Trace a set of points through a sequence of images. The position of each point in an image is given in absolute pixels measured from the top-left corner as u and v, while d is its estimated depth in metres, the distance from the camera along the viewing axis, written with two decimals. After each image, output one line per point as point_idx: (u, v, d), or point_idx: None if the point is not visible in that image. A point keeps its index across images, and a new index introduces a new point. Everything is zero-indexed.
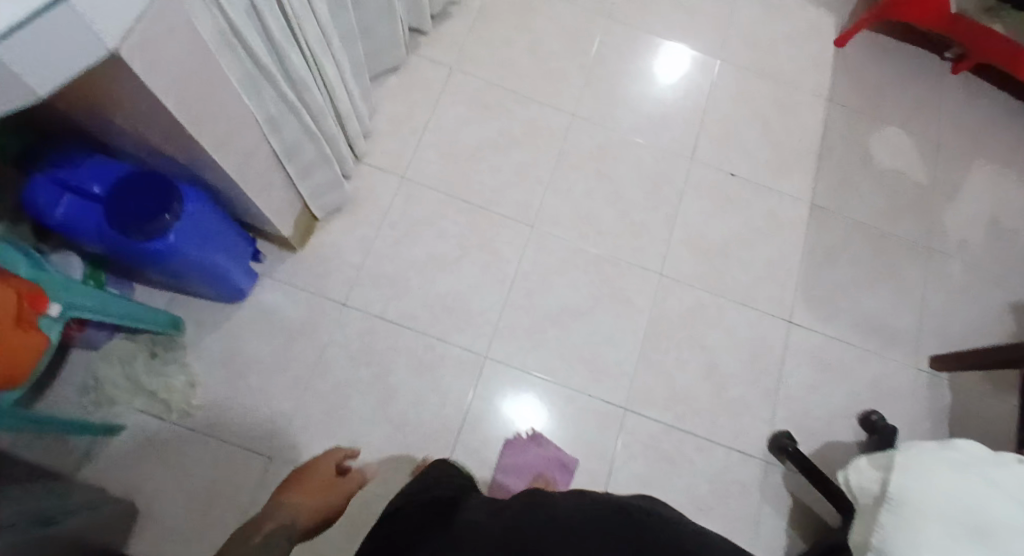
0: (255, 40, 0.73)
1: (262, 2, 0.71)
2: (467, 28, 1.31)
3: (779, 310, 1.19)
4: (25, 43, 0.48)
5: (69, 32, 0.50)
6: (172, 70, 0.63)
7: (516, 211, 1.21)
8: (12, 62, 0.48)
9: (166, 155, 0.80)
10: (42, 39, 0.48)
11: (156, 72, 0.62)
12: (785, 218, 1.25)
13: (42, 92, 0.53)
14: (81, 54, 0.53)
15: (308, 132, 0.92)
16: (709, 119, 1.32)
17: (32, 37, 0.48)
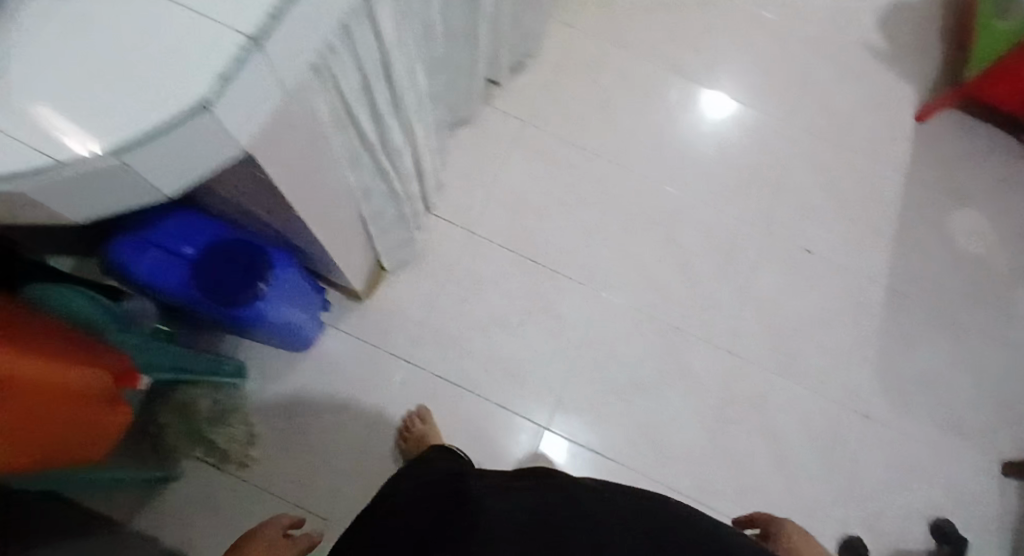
0: (365, 118, 0.71)
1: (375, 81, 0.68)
2: (542, 80, 1.28)
3: (850, 400, 1.15)
4: (160, 154, 0.44)
5: (202, 141, 0.45)
6: (292, 159, 0.60)
7: (583, 275, 1.18)
8: (144, 171, 0.44)
9: (257, 222, 0.77)
10: (176, 148, 0.44)
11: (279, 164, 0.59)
12: (862, 302, 1.21)
13: (169, 192, 0.49)
14: (208, 156, 0.48)
15: (394, 196, 0.91)
16: (789, 189, 1.26)
17: (167, 148, 0.43)
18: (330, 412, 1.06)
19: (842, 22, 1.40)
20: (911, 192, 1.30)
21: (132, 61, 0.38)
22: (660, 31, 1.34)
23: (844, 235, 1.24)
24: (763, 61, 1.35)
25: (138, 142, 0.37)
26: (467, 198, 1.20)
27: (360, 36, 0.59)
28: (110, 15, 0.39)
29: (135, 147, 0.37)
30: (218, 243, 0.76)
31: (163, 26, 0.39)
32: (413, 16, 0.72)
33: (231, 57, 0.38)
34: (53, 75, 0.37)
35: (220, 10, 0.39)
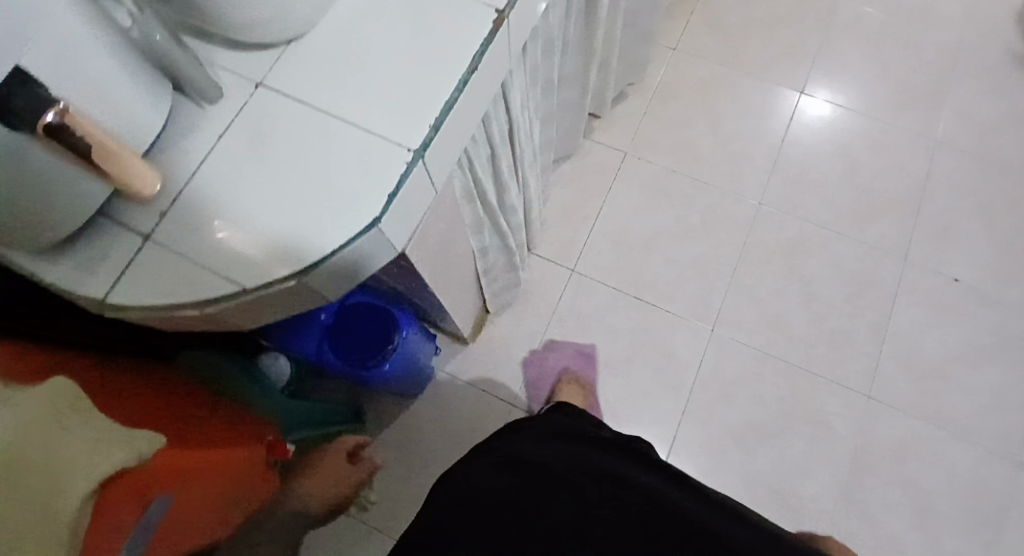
0: (490, 185, 0.71)
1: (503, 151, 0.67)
2: (642, 110, 1.25)
3: (1007, 449, 1.03)
4: (337, 264, 0.44)
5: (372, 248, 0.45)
6: (430, 242, 0.61)
7: (694, 313, 1.13)
8: (316, 282, 0.45)
9: (385, 286, 0.79)
10: (351, 257, 0.44)
11: (421, 247, 0.59)
12: (1016, 336, 1.08)
13: (330, 295, 0.49)
14: (373, 259, 0.47)
15: (506, 249, 0.91)
16: (922, 211, 1.15)
17: (344, 258, 0.43)
18: (441, 455, 1.07)
19: (975, 22, 1.28)
20: None
21: (317, 179, 0.43)
22: (770, 47, 1.27)
23: (991, 262, 1.12)
24: (889, 71, 1.25)
25: (323, 255, 0.42)
26: (571, 234, 1.19)
27: (493, 114, 0.59)
28: (299, 135, 0.45)
29: (318, 260, 0.43)
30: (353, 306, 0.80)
31: (343, 143, 0.44)
32: (536, 78, 0.72)
33: (401, 175, 0.43)
34: (254, 189, 0.43)
35: (390, 126, 0.44)
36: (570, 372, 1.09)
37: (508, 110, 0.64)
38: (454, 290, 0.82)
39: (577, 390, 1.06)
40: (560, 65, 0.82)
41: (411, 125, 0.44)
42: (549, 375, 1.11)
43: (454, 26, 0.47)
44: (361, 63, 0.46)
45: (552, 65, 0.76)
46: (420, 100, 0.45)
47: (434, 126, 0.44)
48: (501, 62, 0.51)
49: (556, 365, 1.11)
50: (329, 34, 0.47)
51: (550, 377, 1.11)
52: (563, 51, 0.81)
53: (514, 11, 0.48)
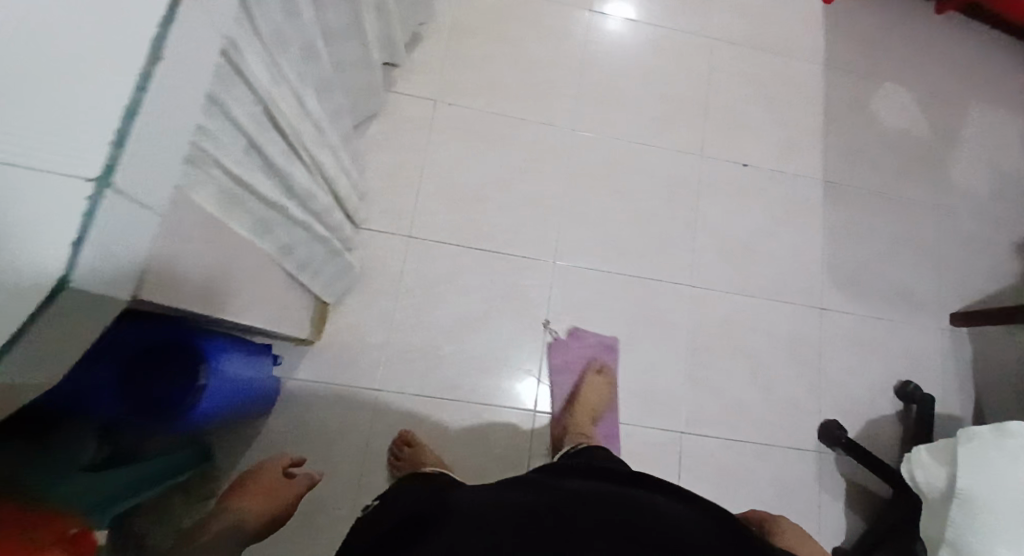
0: (262, 177, 0.61)
1: (262, 137, 0.58)
2: (442, 51, 1.17)
3: (811, 301, 1.20)
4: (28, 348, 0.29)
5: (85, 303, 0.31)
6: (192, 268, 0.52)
7: (536, 250, 1.13)
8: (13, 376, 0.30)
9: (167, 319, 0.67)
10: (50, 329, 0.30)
11: (180, 276, 0.51)
12: (805, 202, 1.23)
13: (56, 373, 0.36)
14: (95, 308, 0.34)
15: (319, 239, 0.82)
16: (714, 105, 1.23)
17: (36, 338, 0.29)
18: (317, 466, 1.01)
19: None
20: (830, 80, 1.28)
21: None
22: None
23: (776, 140, 1.23)
24: None
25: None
26: (397, 199, 1.11)
27: (224, 98, 0.50)
28: None
29: (5, 342, 0.27)
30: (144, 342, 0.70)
31: None
32: (286, 44, 0.63)
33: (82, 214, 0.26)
34: None
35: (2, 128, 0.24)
36: (596, 364, 1.08)
37: (252, 90, 0.55)
38: (261, 300, 0.74)
39: (602, 383, 1.05)
40: (320, 22, 0.73)
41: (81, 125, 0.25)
42: (574, 368, 1.09)
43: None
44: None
45: (306, 24, 0.66)
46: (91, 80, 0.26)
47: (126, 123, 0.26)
48: (201, 37, 0.43)
49: (581, 358, 1.10)
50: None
51: (573, 366, 1.09)
52: (318, 6, 0.71)
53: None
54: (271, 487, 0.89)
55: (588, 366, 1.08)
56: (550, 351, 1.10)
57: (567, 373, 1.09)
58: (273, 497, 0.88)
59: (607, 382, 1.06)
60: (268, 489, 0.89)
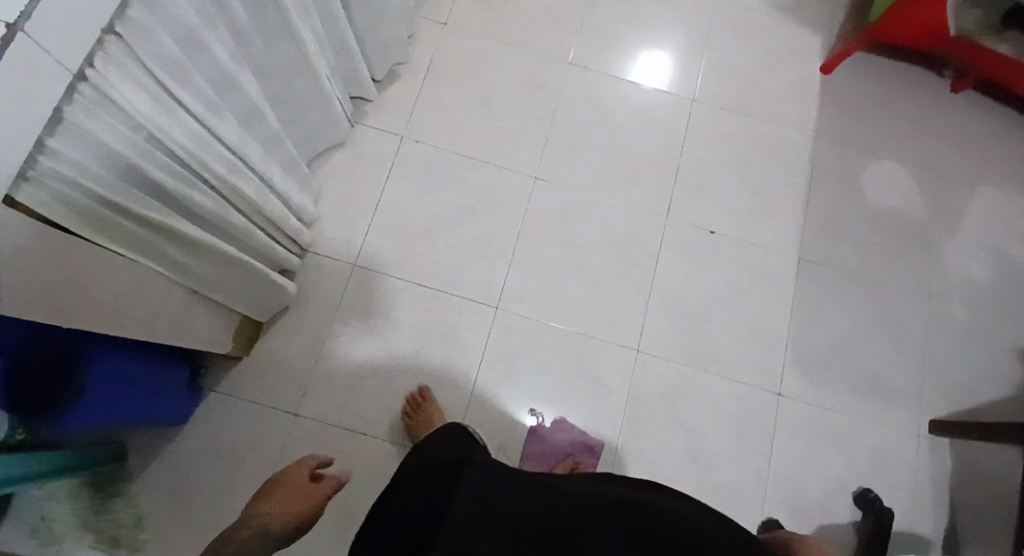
0: (145, 199, 0.63)
1: (139, 161, 0.61)
2: (415, 90, 1.20)
3: (768, 382, 1.10)
4: None
5: None
6: (41, 283, 0.53)
7: (476, 293, 1.12)
8: None
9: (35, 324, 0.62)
10: None
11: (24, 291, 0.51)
12: (773, 274, 1.14)
13: None
14: None
15: (233, 261, 0.84)
16: (685, 167, 1.19)
17: None
18: (224, 485, 1.00)
19: None
20: (815, 153, 1.23)
21: None
22: (538, 13, 1.26)
23: (746, 208, 1.18)
24: (652, 33, 1.27)
25: None
26: (344, 228, 1.13)
27: (85, 119, 0.53)
28: None
29: None
30: (57, 338, 0.67)
31: None
32: (187, 72, 0.65)
33: None
34: None
35: None
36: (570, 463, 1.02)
37: (128, 114, 0.58)
38: (150, 319, 0.74)
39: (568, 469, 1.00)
40: (242, 52, 0.76)
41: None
42: (549, 461, 1.04)
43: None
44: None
45: (219, 59, 0.69)
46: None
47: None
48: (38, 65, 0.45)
49: (559, 452, 1.04)
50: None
51: (548, 458, 1.04)
52: (240, 39, 0.74)
53: (34, 12, 0.42)
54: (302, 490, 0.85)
55: (564, 463, 1.02)
56: (528, 443, 1.05)
57: (538, 463, 1.03)
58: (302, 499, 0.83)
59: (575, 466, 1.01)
60: (298, 493, 0.84)
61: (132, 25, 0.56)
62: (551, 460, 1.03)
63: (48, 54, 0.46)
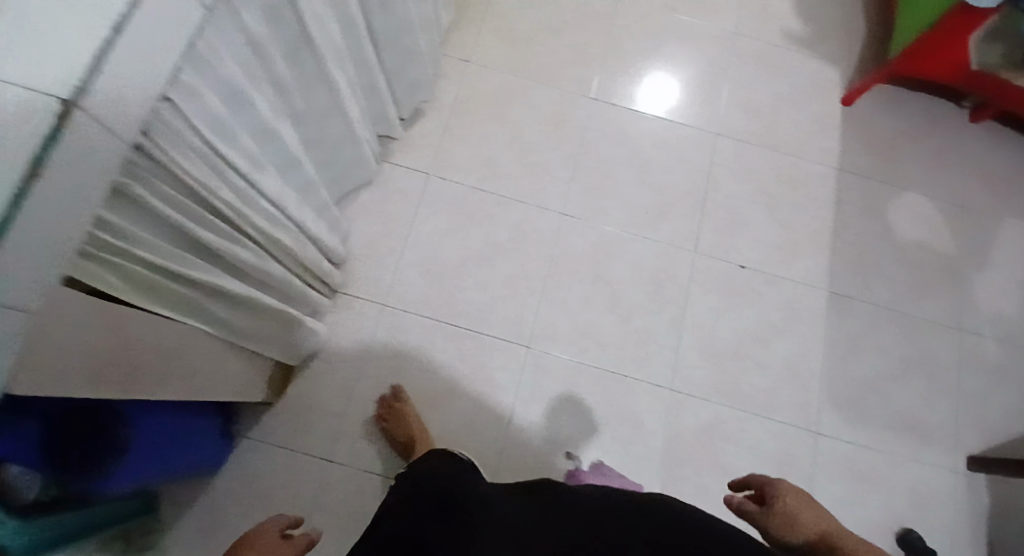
0: (189, 261, 0.61)
1: (190, 225, 0.58)
2: (441, 128, 1.19)
3: (803, 420, 1.09)
4: None
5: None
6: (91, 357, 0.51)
7: (507, 332, 1.10)
8: None
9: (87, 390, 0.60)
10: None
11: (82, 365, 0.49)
12: (803, 311, 1.14)
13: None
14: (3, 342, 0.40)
15: (270, 312, 0.81)
16: (713, 202, 1.19)
17: None
18: None
19: (749, 13, 1.34)
20: (840, 186, 1.23)
21: None
22: (563, 53, 1.27)
23: (775, 243, 1.18)
24: (674, 68, 1.28)
25: None
26: (374, 268, 1.11)
27: (143, 193, 0.50)
28: None
29: None
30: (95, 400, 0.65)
31: None
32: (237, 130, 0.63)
33: None
34: None
35: None
36: None
37: (182, 181, 0.55)
38: (192, 376, 0.72)
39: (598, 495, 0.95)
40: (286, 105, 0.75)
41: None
42: None
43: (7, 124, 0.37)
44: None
45: (267, 115, 0.67)
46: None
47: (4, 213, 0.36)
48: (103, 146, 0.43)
49: None
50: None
51: None
52: (284, 92, 0.72)
53: (91, 89, 0.40)
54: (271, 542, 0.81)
55: None
56: (566, 480, 1.01)
57: None
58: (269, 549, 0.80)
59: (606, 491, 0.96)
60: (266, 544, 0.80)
61: (191, 89, 0.52)
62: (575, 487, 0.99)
63: (111, 133, 0.43)
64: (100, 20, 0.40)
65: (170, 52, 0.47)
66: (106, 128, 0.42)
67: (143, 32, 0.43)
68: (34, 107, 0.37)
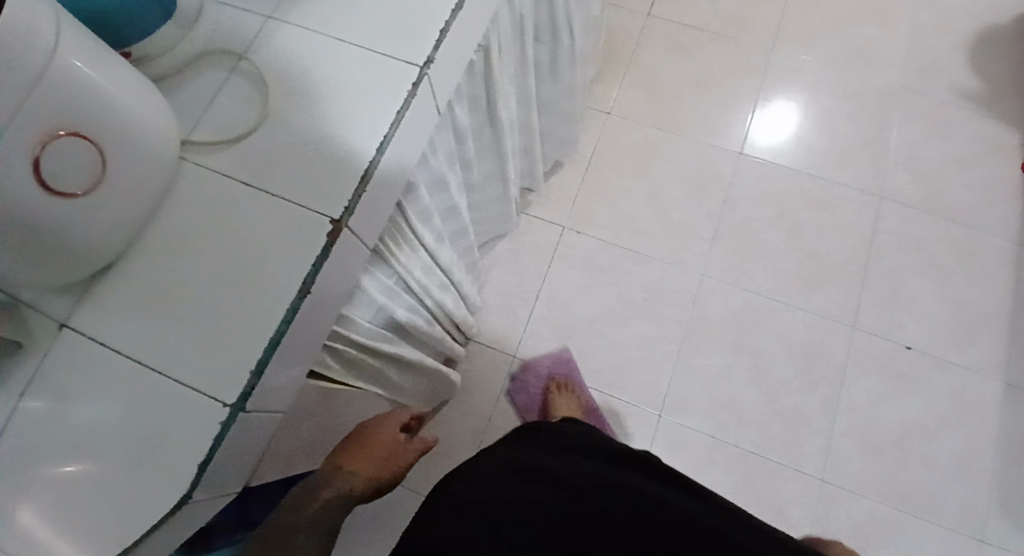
0: (390, 338, 0.61)
1: (397, 306, 0.59)
2: (581, 181, 1.18)
3: (975, 527, 0.97)
4: (218, 474, 0.39)
5: (240, 447, 0.40)
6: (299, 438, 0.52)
7: (641, 396, 1.06)
8: (216, 490, 0.40)
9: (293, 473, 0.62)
10: (226, 463, 0.39)
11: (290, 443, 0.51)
12: (976, 403, 1.03)
13: (232, 490, 0.42)
14: (251, 443, 0.42)
15: (430, 373, 0.82)
16: (872, 273, 1.10)
17: (220, 468, 0.39)
18: None
19: (916, 65, 1.25)
20: (1021, 262, 1.10)
21: (148, 433, 0.38)
22: (708, 107, 1.23)
23: (941, 322, 1.07)
24: (829, 125, 1.20)
25: (177, 499, 0.37)
26: (509, 320, 1.11)
27: (368, 285, 0.52)
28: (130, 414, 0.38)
29: (194, 480, 0.37)
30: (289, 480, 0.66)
31: (158, 398, 0.38)
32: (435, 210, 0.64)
33: (216, 434, 0.38)
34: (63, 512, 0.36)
35: (205, 370, 0.39)
36: None
37: (396, 268, 0.56)
38: None
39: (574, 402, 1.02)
40: (467, 178, 0.77)
41: (263, 331, 0.39)
42: None
43: (293, 242, 0.41)
44: (240, 269, 0.41)
45: (454, 193, 0.69)
46: (274, 298, 0.40)
47: (284, 326, 0.39)
48: (355, 256, 0.44)
49: None
50: (185, 231, 0.41)
51: None
52: (467, 168, 0.74)
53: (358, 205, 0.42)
54: (391, 446, 0.62)
55: None
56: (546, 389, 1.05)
57: None
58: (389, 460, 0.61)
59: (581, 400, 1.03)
60: (385, 449, 0.61)
61: (411, 187, 0.54)
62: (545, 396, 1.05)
63: (365, 242, 0.45)
64: (371, 141, 0.43)
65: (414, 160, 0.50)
66: (363, 237, 0.44)
67: (402, 146, 0.45)
68: (317, 226, 0.41)
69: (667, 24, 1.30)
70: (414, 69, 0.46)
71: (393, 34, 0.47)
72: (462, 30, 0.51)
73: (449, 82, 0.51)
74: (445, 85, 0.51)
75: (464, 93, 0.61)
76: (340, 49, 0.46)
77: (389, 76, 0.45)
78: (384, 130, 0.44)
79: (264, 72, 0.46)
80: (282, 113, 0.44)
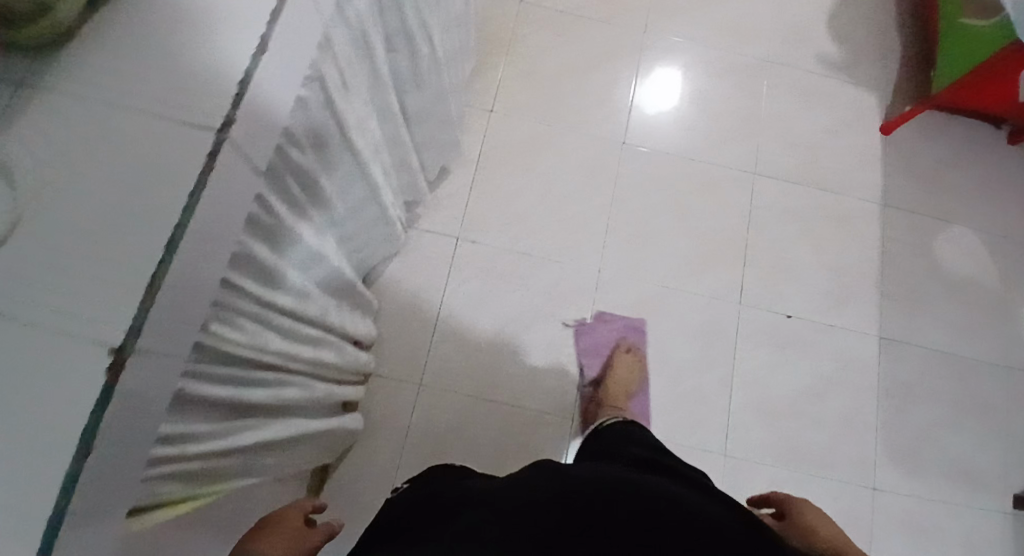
0: (246, 425, 0.54)
1: (245, 393, 0.52)
2: (469, 185, 1.13)
3: (862, 476, 1.05)
4: None
5: None
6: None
7: (554, 403, 1.05)
8: None
9: None
10: None
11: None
12: (859, 361, 1.10)
13: None
14: None
15: (319, 432, 0.75)
16: (757, 247, 1.14)
17: None
18: None
19: (783, 37, 1.28)
20: (885, 221, 1.18)
21: None
22: (590, 93, 1.21)
23: (821, 287, 1.13)
24: (706, 105, 1.22)
25: None
26: (411, 344, 1.05)
27: (200, 387, 0.44)
28: None
29: None
30: None
31: None
32: (284, 267, 0.57)
33: None
34: None
35: None
36: None
37: (234, 354, 0.49)
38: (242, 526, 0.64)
39: (634, 364, 1.05)
40: (328, 218, 0.69)
41: (28, 515, 0.30)
42: None
43: (63, 389, 0.31)
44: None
45: (308, 240, 0.61)
46: (44, 469, 0.30)
47: (59, 508, 0.30)
48: (154, 380, 0.36)
49: None
50: None
51: None
52: (324, 208, 0.66)
53: (147, 321, 0.34)
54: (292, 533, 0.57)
55: None
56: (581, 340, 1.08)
57: None
58: (299, 539, 0.57)
59: (639, 362, 1.05)
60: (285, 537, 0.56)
61: (239, 261, 0.47)
62: (608, 354, 1.06)
63: (170, 354, 0.37)
64: (157, 238, 0.35)
65: (228, 238, 0.42)
66: (164, 354, 0.36)
67: (202, 233, 0.38)
68: (87, 358, 0.32)
69: (543, 10, 1.25)
70: (209, 136, 0.38)
71: (176, 92, 0.38)
72: (269, 73, 0.43)
73: (264, 135, 0.44)
74: (258, 141, 0.43)
75: (300, 134, 0.53)
76: (113, 119, 0.37)
77: (176, 147, 0.37)
78: (174, 221, 0.36)
79: (5, 158, 0.36)
80: (33, 213, 0.34)
